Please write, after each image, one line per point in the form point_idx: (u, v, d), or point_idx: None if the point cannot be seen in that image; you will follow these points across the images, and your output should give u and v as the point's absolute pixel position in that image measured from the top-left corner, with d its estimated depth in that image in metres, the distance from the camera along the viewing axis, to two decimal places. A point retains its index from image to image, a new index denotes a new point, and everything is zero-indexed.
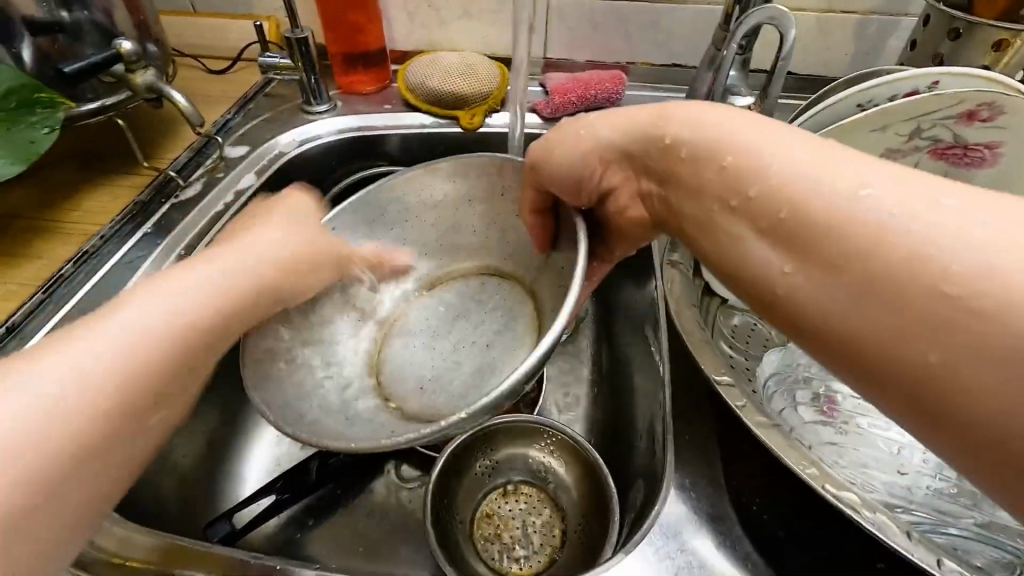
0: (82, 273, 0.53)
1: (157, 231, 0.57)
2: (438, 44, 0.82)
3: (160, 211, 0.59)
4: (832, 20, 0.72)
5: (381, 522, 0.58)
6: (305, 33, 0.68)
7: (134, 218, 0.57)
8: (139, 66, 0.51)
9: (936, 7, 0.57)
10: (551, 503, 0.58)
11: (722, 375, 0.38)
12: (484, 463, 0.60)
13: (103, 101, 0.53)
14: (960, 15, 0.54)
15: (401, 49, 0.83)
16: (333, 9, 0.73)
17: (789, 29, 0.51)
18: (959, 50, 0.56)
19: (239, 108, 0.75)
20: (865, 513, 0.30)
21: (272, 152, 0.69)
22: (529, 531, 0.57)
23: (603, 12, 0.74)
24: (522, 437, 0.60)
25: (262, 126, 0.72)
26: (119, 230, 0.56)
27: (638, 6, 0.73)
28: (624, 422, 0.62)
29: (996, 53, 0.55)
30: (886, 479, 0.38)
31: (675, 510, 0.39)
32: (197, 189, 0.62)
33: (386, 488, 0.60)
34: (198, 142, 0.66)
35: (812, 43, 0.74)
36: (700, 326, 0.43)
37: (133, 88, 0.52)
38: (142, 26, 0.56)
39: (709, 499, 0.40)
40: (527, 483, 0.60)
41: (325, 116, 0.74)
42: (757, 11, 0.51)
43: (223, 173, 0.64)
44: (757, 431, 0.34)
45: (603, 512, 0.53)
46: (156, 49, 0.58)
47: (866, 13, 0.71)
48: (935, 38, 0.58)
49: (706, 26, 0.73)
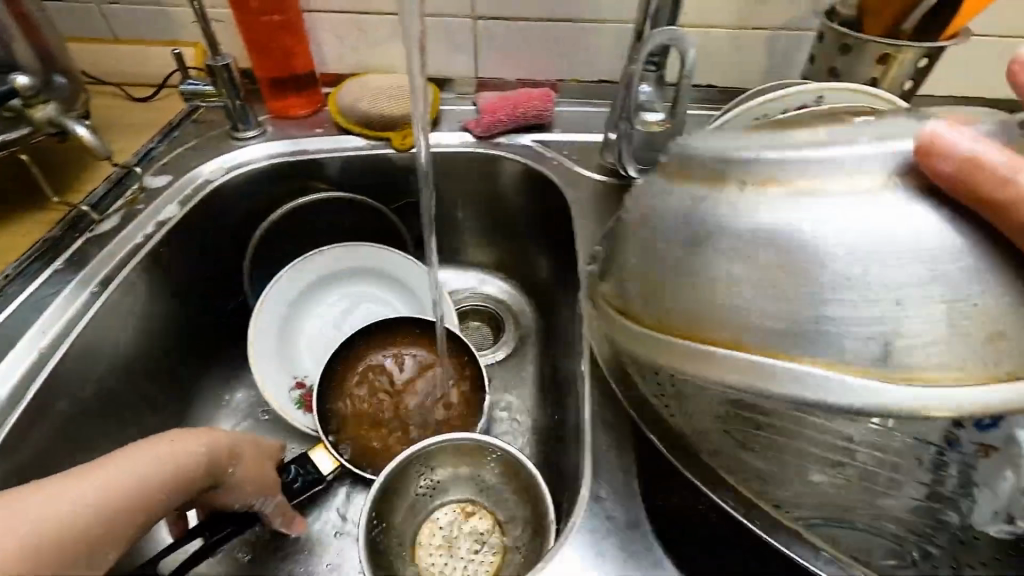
0: None
1: (68, 267, 0.56)
2: (370, 66, 0.82)
3: (74, 247, 0.57)
4: (743, 36, 0.76)
5: (324, 549, 0.58)
6: (227, 60, 0.67)
7: (45, 255, 0.56)
8: (39, 101, 0.50)
9: (829, 26, 0.61)
10: (493, 519, 0.60)
11: (628, 385, 0.40)
12: (425, 483, 0.59)
13: (1, 138, 0.49)
14: (848, 32, 0.58)
15: (333, 72, 0.83)
16: (257, 35, 0.73)
17: (689, 48, 0.54)
18: (851, 64, 0.60)
19: (163, 135, 0.73)
20: None
21: (197, 180, 0.67)
22: (464, 547, 0.59)
23: (527, 32, 0.76)
24: (459, 457, 0.59)
25: (188, 154, 0.71)
26: (27, 268, 0.54)
27: (562, 26, 0.75)
28: (561, 430, 0.64)
29: (882, 67, 0.59)
30: (786, 475, 0.40)
31: (591, 521, 0.39)
32: (114, 222, 0.60)
33: (324, 516, 0.60)
34: (116, 174, 0.64)
35: (727, 58, 0.78)
36: (610, 335, 0.45)
37: (33, 123, 0.50)
38: (47, 58, 0.55)
39: (625, 505, 0.40)
40: (470, 500, 0.61)
41: (254, 141, 0.74)
42: (660, 31, 0.54)
43: (143, 204, 0.63)
44: None
45: (539, 527, 0.54)
46: (64, 80, 0.57)
47: (774, 30, 0.75)
48: (830, 55, 0.62)
49: (626, 43, 0.76)
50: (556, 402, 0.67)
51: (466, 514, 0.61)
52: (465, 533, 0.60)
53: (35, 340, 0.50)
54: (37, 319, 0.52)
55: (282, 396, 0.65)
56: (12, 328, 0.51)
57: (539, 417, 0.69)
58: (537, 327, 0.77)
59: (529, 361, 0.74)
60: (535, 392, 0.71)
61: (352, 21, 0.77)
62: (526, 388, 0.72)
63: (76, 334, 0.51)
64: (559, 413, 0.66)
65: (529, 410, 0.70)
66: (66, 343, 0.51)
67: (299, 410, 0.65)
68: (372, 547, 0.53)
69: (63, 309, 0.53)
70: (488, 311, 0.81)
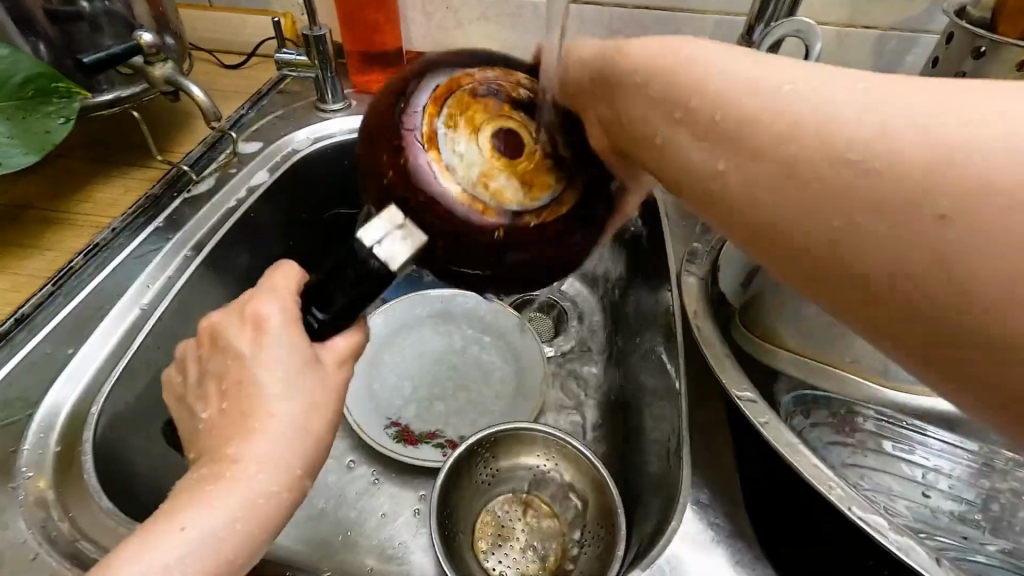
0: (92, 266, 0.52)
1: (167, 226, 0.57)
2: (454, 46, 0.81)
3: (172, 206, 0.58)
4: (851, 35, 0.71)
5: (388, 526, 0.59)
6: (324, 31, 0.67)
7: (146, 212, 0.57)
8: (159, 58, 0.51)
9: (960, 26, 0.57)
10: (556, 513, 0.59)
11: (744, 390, 0.38)
12: (490, 471, 0.60)
13: (118, 93, 0.52)
14: (984, 34, 0.55)
15: (417, 49, 0.82)
16: (351, 8, 0.72)
17: (815, 41, 0.51)
18: (981, 69, 0.57)
19: (253, 104, 0.74)
20: (889, 536, 0.31)
21: (287, 148, 0.68)
22: (529, 538, 0.58)
23: (621, 19, 0.73)
24: (528, 446, 0.60)
25: (276, 123, 0.72)
26: (131, 223, 0.56)
27: (657, 14, 0.72)
28: (633, 432, 0.62)
29: (1019, 73, 0.54)
30: (908, 503, 0.38)
31: (692, 528, 0.38)
32: (209, 184, 0.61)
33: (388, 494, 0.61)
34: (211, 137, 0.65)
35: (830, 57, 0.74)
36: (720, 338, 0.43)
37: (151, 80, 0.51)
38: (161, 19, 0.56)
39: (729, 515, 0.38)
40: (533, 493, 0.60)
41: (340, 114, 0.73)
42: (784, 23, 0.51)
43: (236, 168, 0.64)
44: (780, 449, 0.35)
45: (609, 524, 0.53)
46: (173, 42, 0.58)
47: (886, 29, 0.70)
48: (959, 57, 0.58)
49: (723, 37, 0.73)
50: (628, 401, 0.65)
51: (529, 507, 0.60)
52: (527, 524, 0.59)
53: (138, 296, 0.51)
54: (140, 273, 0.52)
55: (378, 432, 0.63)
56: (117, 281, 0.51)
57: (609, 414, 0.67)
58: (605, 320, 0.75)
59: (596, 354, 0.73)
60: (602, 387, 0.70)
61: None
62: (594, 381, 0.70)
63: (173, 292, 0.52)
64: (630, 413, 0.64)
65: (598, 405, 0.68)
66: (165, 302, 0.51)
67: (400, 444, 0.62)
68: (442, 529, 0.53)
69: (164, 266, 0.54)
70: (551, 301, 0.78)
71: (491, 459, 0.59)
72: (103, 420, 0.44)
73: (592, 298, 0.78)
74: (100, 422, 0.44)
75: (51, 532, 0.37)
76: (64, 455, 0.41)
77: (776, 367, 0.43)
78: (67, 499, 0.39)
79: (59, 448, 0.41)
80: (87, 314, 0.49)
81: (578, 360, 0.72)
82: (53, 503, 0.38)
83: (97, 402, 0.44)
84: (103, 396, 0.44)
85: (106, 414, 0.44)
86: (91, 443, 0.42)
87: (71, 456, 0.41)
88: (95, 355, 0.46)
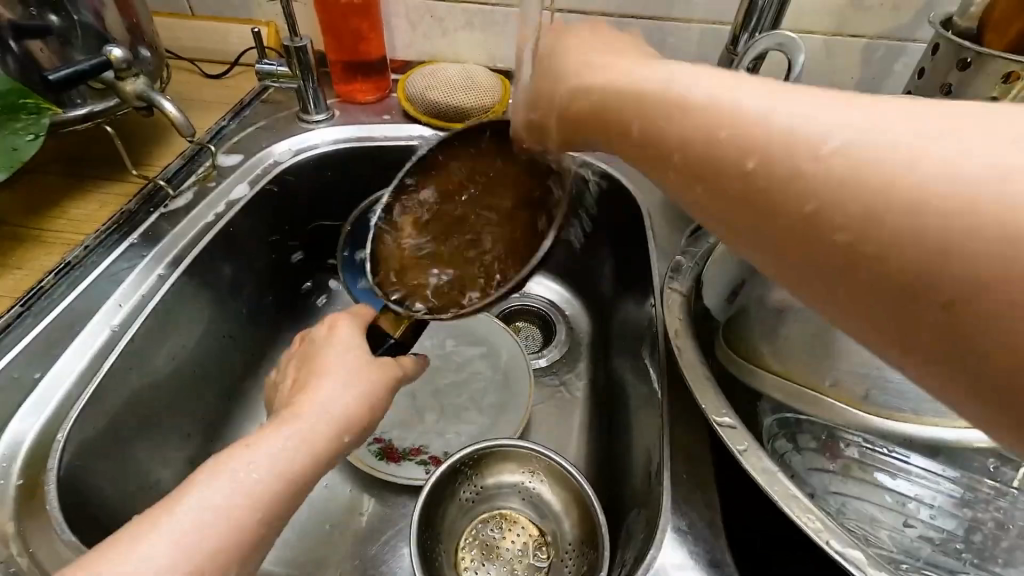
0: (64, 285, 0.51)
1: (143, 243, 0.56)
2: (440, 55, 0.80)
3: (148, 222, 0.57)
4: (838, 44, 0.70)
5: (370, 545, 0.58)
6: (305, 41, 0.66)
7: (121, 228, 0.56)
8: (130, 73, 0.50)
9: (945, 37, 0.56)
10: (540, 532, 0.58)
11: (723, 415, 0.37)
12: (473, 489, 0.59)
13: (91, 108, 0.51)
14: (969, 46, 0.54)
15: (402, 58, 0.82)
16: (333, 17, 0.72)
17: (797, 55, 0.50)
18: (967, 80, 0.56)
19: (234, 114, 0.73)
20: (871, 572, 0.30)
21: (268, 161, 0.67)
22: (514, 558, 0.57)
23: (607, 28, 0.73)
24: (512, 463, 0.59)
25: (257, 134, 0.71)
26: (104, 240, 0.54)
27: (642, 23, 0.72)
28: (618, 449, 0.61)
29: (1005, 85, 0.54)
30: (891, 531, 0.38)
31: (674, 557, 0.37)
32: (187, 199, 0.60)
33: (371, 512, 0.60)
34: (190, 149, 0.64)
35: (816, 67, 0.73)
36: (701, 360, 0.42)
37: (122, 96, 0.50)
38: (135, 31, 0.55)
39: (710, 542, 0.37)
40: (517, 511, 0.59)
41: (323, 125, 0.72)
42: (765, 36, 0.51)
43: (215, 182, 0.63)
44: (760, 478, 0.34)
45: (594, 546, 0.53)
46: (149, 54, 0.57)
47: (873, 38, 0.69)
48: (944, 68, 0.58)
49: (709, 46, 0.72)
50: (613, 416, 0.65)
51: (513, 526, 0.59)
52: (510, 543, 0.58)
53: (110, 315, 0.50)
54: (113, 292, 0.51)
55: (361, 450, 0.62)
56: (88, 302, 0.50)
57: (595, 429, 0.66)
58: (592, 331, 0.74)
59: (583, 365, 0.72)
60: (588, 400, 0.69)
61: (427, 8, 0.76)
62: (579, 394, 0.70)
63: (147, 311, 0.51)
64: (615, 428, 0.63)
65: (584, 419, 0.68)
66: (139, 320, 0.50)
67: (382, 461, 0.61)
68: (422, 552, 0.52)
69: (137, 284, 0.53)
70: (539, 313, 0.77)
71: (474, 477, 0.58)
72: (70, 447, 0.43)
73: (579, 309, 0.77)
74: (66, 449, 0.43)
75: (9, 568, 0.36)
76: (27, 482, 0.40)
77: (759, 390, 0.42)
78: (27, 530, 0.38)
79: (21, 476, 0.40)
80: (55, 335, 0.48)
81: (565, 371, 0.72)
82: (11, 537, 0.38)
83: (63, 429, 0.43)
84: (71, 421, 0.44)
85: (73, 440, 0.43)
86: (57, 471, 0.41)
87: (33, 484, 0.40)
88: (65, 378, 0.46)
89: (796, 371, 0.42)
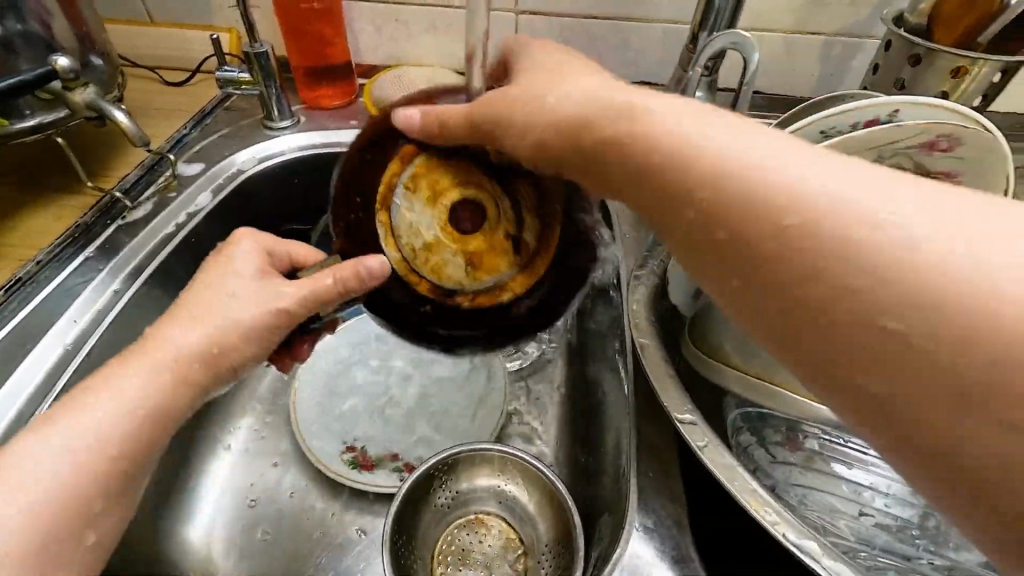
0: (15, 301, 0.49)
1: (100, 255, 0.54)
2: (405, 59, 0.80)
3: (106, 234, 0.56)
4: (798, 42, 0.72)
5: (343, 555, 0.57)
6: (265, 47, 0.65)
7: (77, 241, 0.54)
8: (78, 83, 0.49)
9: (897, 34, 0.58)
10: (516, 534, 0.58)
11: (685, 413, 0.38)
12: (447, 494, 0.58)
13: (40, 118, 0.50)
14: (919, 42, 0.55)
15: (368, 62, 0.81)
16: (295, 22, 0.71)
17: (752, 54, 0.51)
18: (918, 77, 0.57)
19: (195, 122, 0.72)
20: (825, 562, 0.31)
21: (230, 169, 0.66)
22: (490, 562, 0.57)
23: (571, 29, 0.73)
24: (485, 466, 0.59)
25: (220, 142, 0.69)
26: (59, 253, 0.53)
27: (606, 24, 0.72)
28: (592, 449, 0.61)
29: (954, 80, 0.55)
30: (852, 521, 0.39)
31: (638, 554, 0.37)
32: (147, 210, 0.59)
33: (346, 520, 0.59)
34: (148, 160, 0.63)
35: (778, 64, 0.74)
36: (664, 358, 0.42)
37: (72, 106, 0.49)
38: (86, 39, 0.54)
39: (676, 540, 0.37)
40: (493, 514, 0.59)
41: (288, 132, 0.71)
42: (722, 35, 0.51)
43: (175, 192, 0.61)
44: (717, 473, 0.34)
45: (569, 546, 0.52)
46: (101, 62, 0.56)
47: (831, 35, 0.70)
48: (897, 64, 0.59)
49: (673, 44, 0.73)
50: (586, 417, 0.65)
51: (490, 530, 0.59)
52: (486, 547, 0.58)
53: (65, 329, 0.49)
54: (67, 307, 0.50)
55: (333, 460, 0.61)
56: (40, 318, 0.49)
57: (570, 430, 0.66)
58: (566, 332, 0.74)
59: (558, 367, 0.72)
60: (563, 401, 0.69)
61: (391, 11, 0.75)
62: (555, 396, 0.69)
63: (103, 326, 0.50)
64: (589, 428, 0.63)
65: (558, 420, 0.68)
66: (95, 335, 0.49)
67: (354, 470, 0.60)
68: (396, 559, 0.51)
69: (93, 298, 0.51)
70: None
71: (447, 483, 0.58)
72: None
73: None
74: None
75: None
76: None
77: (724, 385, 0.42)
78: None
79: None
80: (6, 353, 0.46)
81: (539, 373, 0.71)
82: None
83: None
84: None
85: None
86: None
87: None
88: (14, 400, 0.44)
89: (756, 366, 0.40)
